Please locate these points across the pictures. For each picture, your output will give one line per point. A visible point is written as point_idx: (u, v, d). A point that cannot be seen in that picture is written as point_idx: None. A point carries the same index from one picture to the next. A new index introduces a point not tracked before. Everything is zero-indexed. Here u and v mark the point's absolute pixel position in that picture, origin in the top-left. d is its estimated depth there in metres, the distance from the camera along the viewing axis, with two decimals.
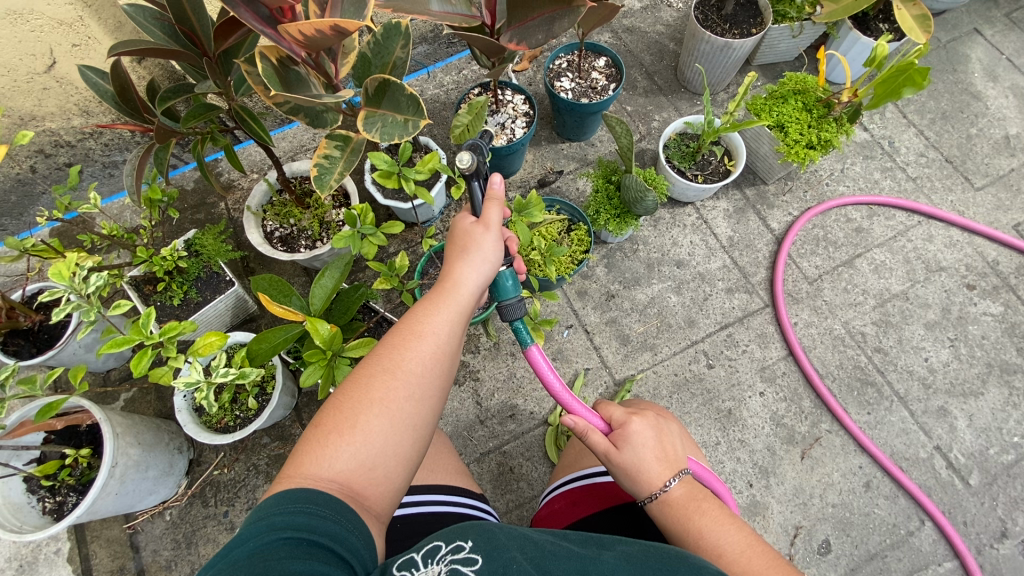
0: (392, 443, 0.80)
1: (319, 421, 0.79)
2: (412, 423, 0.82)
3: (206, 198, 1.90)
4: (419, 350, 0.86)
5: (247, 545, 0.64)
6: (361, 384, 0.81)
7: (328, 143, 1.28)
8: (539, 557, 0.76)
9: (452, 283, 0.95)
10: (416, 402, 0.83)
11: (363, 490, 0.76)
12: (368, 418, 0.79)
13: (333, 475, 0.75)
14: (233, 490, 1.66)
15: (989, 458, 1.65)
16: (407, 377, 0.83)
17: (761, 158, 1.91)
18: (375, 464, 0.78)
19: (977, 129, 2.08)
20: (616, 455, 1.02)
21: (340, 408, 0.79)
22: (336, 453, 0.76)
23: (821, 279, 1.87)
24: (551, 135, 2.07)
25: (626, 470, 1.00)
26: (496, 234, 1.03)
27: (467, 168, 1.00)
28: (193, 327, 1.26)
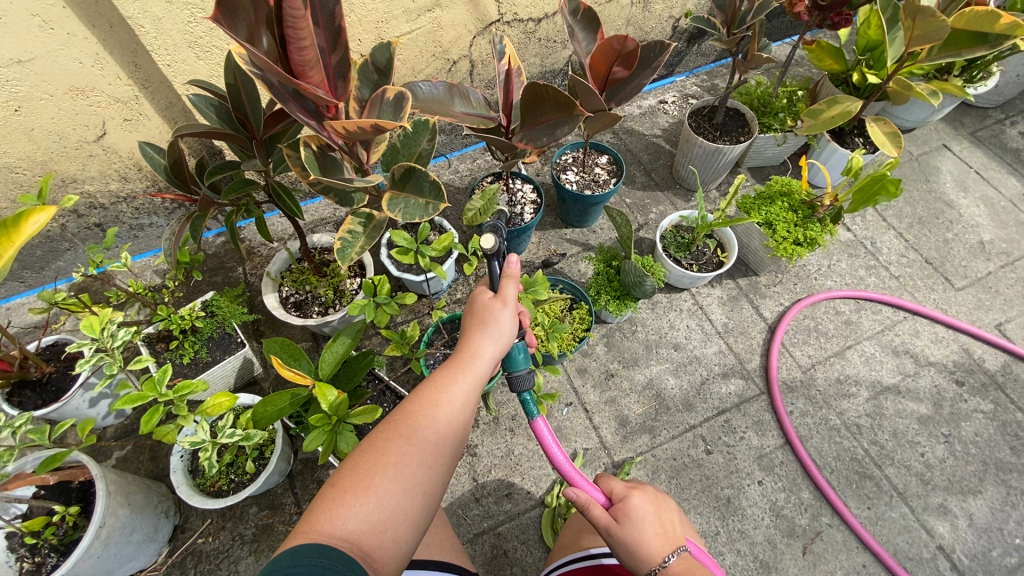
0: (404, 506, 0.85)
1: (334, 481, 0.84)
2: (423, 488, 0.88)
3: (226, 263, 2.00)
4: (432, 418, 0.94)
5: None
6: (377, 448, 0.88)
7: (353, 220, 1.38)
8: None
9: (470, 355, 1.04)
10: (428, 467, 0.90)
11: (373, 551, 0.79)
12: (383, 479, 0.84)
13: (346, 534, 0.78)
14: (215, 561, 1.59)
15: (994, 561, 1.61)
16: (421, 443, 0.90)
17: (753, 251, 2.04)
18: (385, 526, 0.82)
19: (953, 234, 2.23)
20: (616, 528, 1.03)
21: (356, 469, 0.85)
22: (350, 512, 0.80)
23: (814, 368, 1.93)
24: (556, 221, 2.22)
25: (626, 545, 1.01)
26: (512, 309, 1.13)
27: (491, 249, 1.09)
28: (204, 387, 1.29)
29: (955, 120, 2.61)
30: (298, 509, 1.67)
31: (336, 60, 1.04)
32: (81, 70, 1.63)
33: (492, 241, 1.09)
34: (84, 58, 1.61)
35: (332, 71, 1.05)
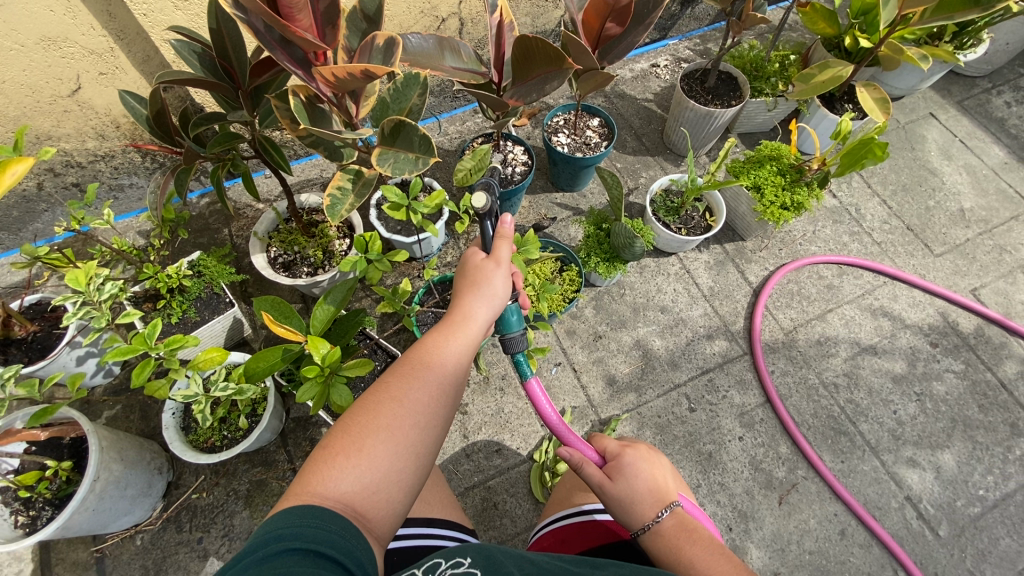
0: (396, 468, 0.87)
1: (326, 445, 0.86)
2: (415, 450, 0.90)
3: (212, 223, 1.96)
4: (424, 381, 0.95)
5: (256, 553, 0.67)
6: (368, 411, 0.89)
7: (342, 176, 1.37)
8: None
9: (462, 318, 1.06)
10: (420, 429, 0.91)
11: (367, 512, 0.82)
12: (375, 442, 0.86)
13: (338, 496, 0.80)
14: (210, 516, 1.62)
15: (957, 510, 1.71)
16: (413, 406, 0.92)
17: (740, 216, 2.06)
18: (378, 487, 0.84)
19: (935, 202, 2.27)
20: (610, 486, 1.07)
21: (348, 431, 0.86)
22: (342, 474, 0.82)
23: (795, 330, 1.98)
24: (546, 184, 2.21)
25: (620, 501, 1.05)
26: (504, 271, 1.13)
27: (482, 208, 1.10)
28: (195, 342, 1.29)
29: (943, 89, 2.63)
30: (291, 465, 1.69)
31: (325, 5, 1.01)
32: (52, 18, 1.56)
33: (484, 199, 1.10)
34: (55, 6, 1.54)
35: (321, 17, 1.02)
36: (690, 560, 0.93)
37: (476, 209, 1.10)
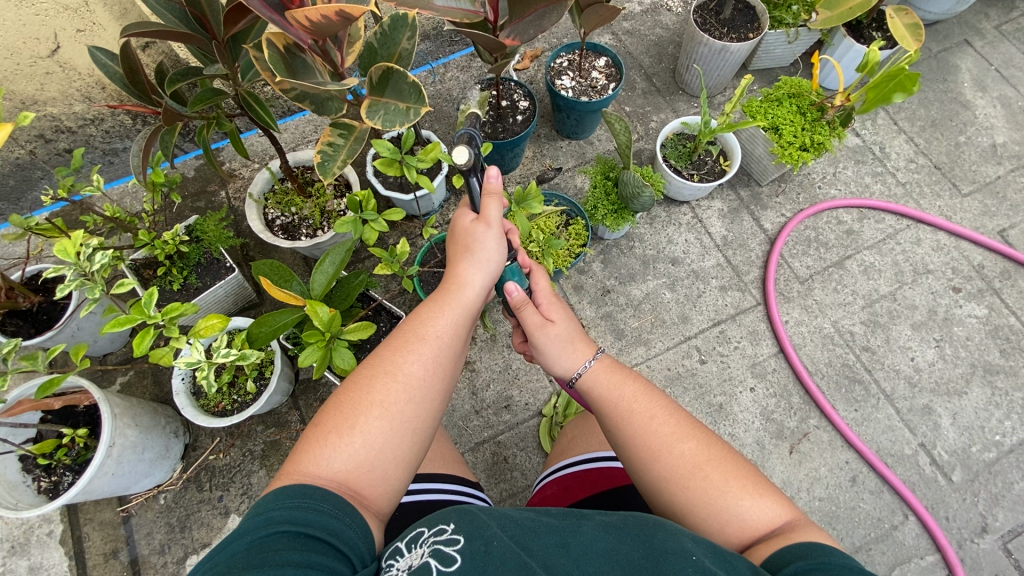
0: (391, 444, 0.87)
1: (319, 423, 0.87)
2: (411, 425, 0.90)
3: (207, 186, 1.91)
4: (418, 353, 0.94)
5: (246, 538, 0.70)
6: (361, 386, 0.89)
7: (332, 131, 1.30)
8: (521, 534, 0.78)
9: (456, 286, 1.02)
10: (416, 404, 0.91)
11: (362, 489, 0.84)
12: (368, 419, 0.86)
13: (332, 475, 0.82)
14: (228, 475, 1.67)
15: (971, 455, 1.69)
16: (407, 381, 0.90)
17: (756, 159, 1.95)
18: (373, 464, 0.85)
19: (965, 137, 2.13)
20: (548, 330, 1.07)
21: (340, 409, 0.87)
22: (334, 453, 0.83)
23: (812, 279, 1.91)
24: (551, 132, 2.10)
25: (556, 341, 1.06)
26: (497, 231, 1.07)
27: (467, 164, 0.99)
28: (195, 309, 1.26)
29: (981, 12, 2.40)
30: (303, 426, 1.71)
31: None
32: None
33: (466, 154, 0.98)
34: None
35: None
36: (626, 396, 0.98)
37: (457, 165, 0.99)
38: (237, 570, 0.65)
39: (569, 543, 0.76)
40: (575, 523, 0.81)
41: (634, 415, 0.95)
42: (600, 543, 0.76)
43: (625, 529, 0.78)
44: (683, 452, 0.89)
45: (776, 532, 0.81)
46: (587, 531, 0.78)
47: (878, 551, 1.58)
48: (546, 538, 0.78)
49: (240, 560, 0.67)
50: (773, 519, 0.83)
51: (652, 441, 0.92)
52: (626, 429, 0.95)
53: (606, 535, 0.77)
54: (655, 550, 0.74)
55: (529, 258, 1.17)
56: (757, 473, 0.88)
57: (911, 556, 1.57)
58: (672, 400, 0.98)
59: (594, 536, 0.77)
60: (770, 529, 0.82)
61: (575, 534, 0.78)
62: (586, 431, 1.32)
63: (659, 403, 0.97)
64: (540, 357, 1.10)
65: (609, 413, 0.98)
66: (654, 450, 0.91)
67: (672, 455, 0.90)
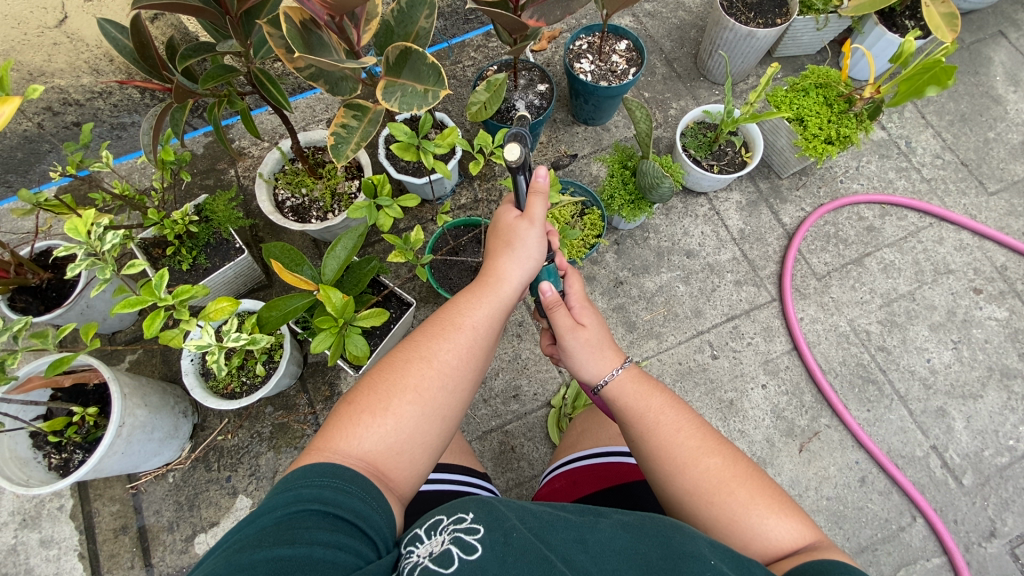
0: (421, 431, 0.86)
1: (352, 402, 0.86)
2: (442, 413, 0.89)
3: (216, 164, 1.89)
4: (454, 342, 0.93)
5: (274, 513, 0.70)
6: (397, 369, 0.88)
7: (345, 112, 1.27)
8: (540, 526, 0.76)
9: (494, 279, 1.00)
10: (448, 392, 0.90)
11: (389, 472, 0.83)
12: (401, 402, 0.85)
13: (363, 454, 0.81)
14: (236, 456, 1.67)
15: (983, 459, 1.67)
16: (441, 368, 0.90)
17: (778, 151, 1.90)
18: (402, 449, 0.84)
19: (995, 134, 2.06)
20: (579, 334, 1.05)
21: (375, 390, 0.86)
22: (366, 433, 0.82)
23: (829, 276, 1.87)
24: (567, 117, 2.05)
25: (585, 346, 1.04)
26: (539, 230, 1.04)
27: (514, 162, 0.94)
28: (205, 291, 1.23)
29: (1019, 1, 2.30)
30: (311, 409, 1.71)
31: None
32: None
33: (517, 151, 0.93)
34: None
35: None
36: (653, 407, 0.97)
37: (508, 163, 0.95)
38: (267, 545, 0.65)
39: (587, 539, 0.75)
40: (592, 519, 0.79)
41: (661, 427, 0.94)
42: (618, 541, 0.74)
43: (643, 528, 0.76)
44: (709, 467, 0.88)
45: (800, 550, 0.81)
46: (605, 527, 0.76)
47: (884, 552, 1.58)
48: (564, 532, 0.75)
49: (268, 535, 0.67)
50: (797, 538, 0.82)
51: (678, 454, 0.90)
52: (652, 441, 0.93)
53: (625, 533, 0.75)
54: (673, 552, 0.72)
55: (564, 261, 1.14)
56: (782, 493, 0.87)
57: (917, 558, 1.57)
58: (697, 413, 0.97)
59: (612, 533, 0.75)
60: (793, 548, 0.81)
61: (593, 529, 0.76)
62: (594, 425, 1.29)
63: (686, 416, 0.95)
64: (567, 360, 1.08)
65: (635, 424, 0.96)
66: (680, 463, 0.90)
67: (697, 469, 0.89)
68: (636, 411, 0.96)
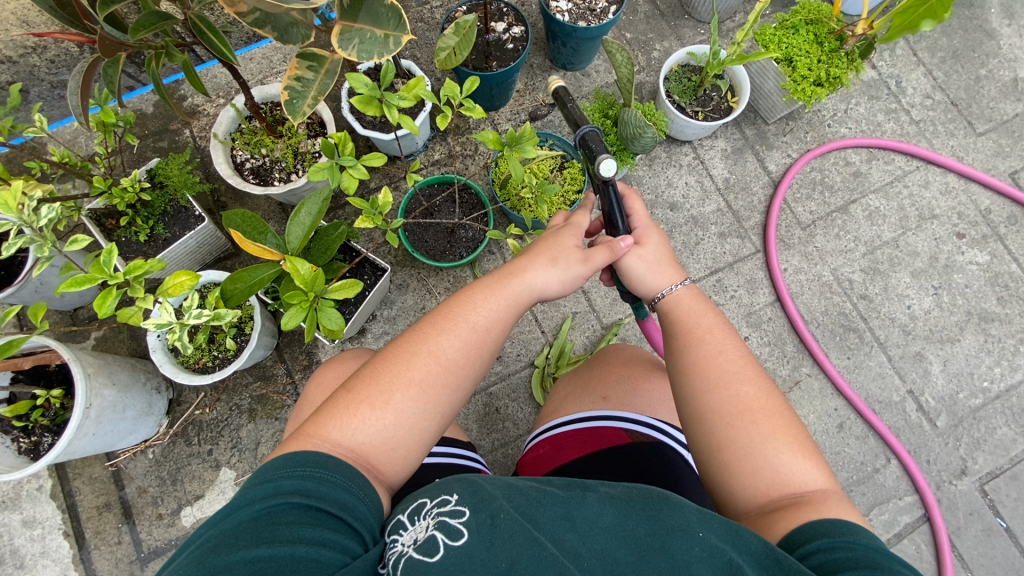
0: (420, 427, 0.83)
1: (352, 388, 0.83)
2: (442, 411, 0.86)
3: (168, 124, 1.75)
4: (463, 342, 0.88)
5: (252, 507, 0.67)
6: (401, 361, 0.85)
7: (299, 62, 1.17)
8: (527, 506, 0.74)
9: (513, 280, 0.95)
10: (451, 391, 0.86)
11: (380, 464, 0.80)
12: (401, 397, 0.82)
13: (357, 446, 0.79)
14: (217, 429, 1.64)
15: (958, 401, 1.71)
16: (446, 366, 0.86)
17: (765, 95, 1.81)
18: (397, 443, 0.82)
19: (987, 71, 1.98)
20: (638, 251, 1.03)
21: (376, 380, 0.83)
22: (361, 423, 0.80)
23: (814, 225, 1.84)
24: (544, 62, 1.92)
25: (646, 262, 1.03)
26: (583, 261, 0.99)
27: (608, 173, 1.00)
28: (161, 265, 1.14)
29: None
30: (289, 379, 1.67)
31: None
32: None
33: (614, 166, 0.99)
34: None
35: None
36: (704, 326, 0.96)
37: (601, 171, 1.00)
38: (243, 544, 0.63)
39: (575, 516, 0.73)
40: (580, 493, 0.76)
41: (705, 345, 0.93)
42: (607, 515, 0.73)
43: (631, 502, 0.75)
44: (742, 395, 0.87)
45: (808, 497, 0.80)
46: (593, 502, 0.74)
47: (859, 493, 1.63)
48: (551, 509, 0.73)
49: (246, 532, 0.64)
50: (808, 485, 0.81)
51: (715, 373, 0.90)
52: (691, 353, 0.93)
53: (613, 509, 0.73)
54: (661, 526, 0.71)
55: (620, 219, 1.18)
56: (808, 435, 0.86)
57: (890, 497, 1.63)
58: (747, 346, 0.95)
59: (599, 509, 0.73)
60: (805, 490, 0.81)
61: (581, 505, 0.74)
62: (579, 390, 1.25)
63: (734, 343, 0.94)
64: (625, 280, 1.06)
65: (680, 337, 0.97)
66: (714, 382, 0.89)
67: (730, 393, 0.88)
68: (684, 323, 0.96)
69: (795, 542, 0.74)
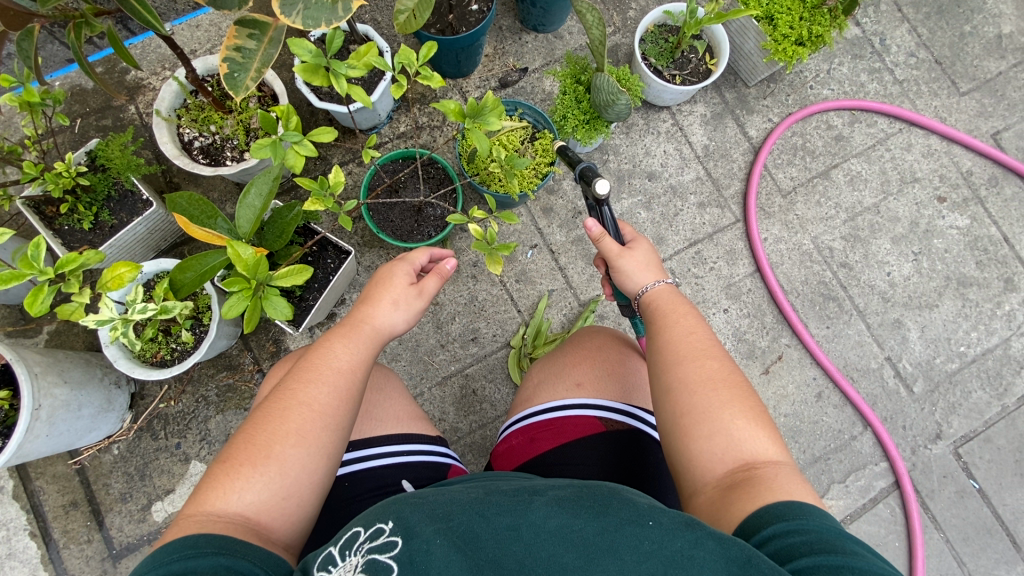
0: (308, 473, 0.83)
1: (229, 454, 0.82)
2: (329, 452, 0.86)
3: (110, 100, 1.62)
4: (332, 383, 0.88)
5: None
6: (274, 417, 0.84)
7: (238, 30, 1.06)
8: (466, 526, 0.71)
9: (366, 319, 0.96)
10: (332, 431, 0.86)
11: (272, 521, 0.79)
12: (282, 449, 0.82)
13: (242, 509, 0.78)
14: (183, 422, 1.59)
15: (934, 366, 1.71)
16: (320, 410, 0.86)
17: (745, 56, 1.73)
18: (287, 495, 0.81)
19: (972, 26, 1.91)
20: (628, 256, 1.06)
21: (253, 441, 0.82)
22: (243, 487, 0.79)
23: (795, 191, 1.79)
24: (514, 24, 1.80)
25: (637, 267, 1.05)
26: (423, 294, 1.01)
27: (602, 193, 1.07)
28: (99, 257, 1.06)
29: None
30: (257, 367, 1.61)
31: None
32: None
33: (607, 185, 1.07)
34: None
35: None
36: (680, 312, 0.98)
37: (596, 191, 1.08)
38: None
39: (521, 527, 0.70)
40: (526, 499, 0.75)
41: (676, 326, 0.95)
42: (554, 517, 0.71)
43: (579, 502, 0.73)
44: (705, 369, 0.89)
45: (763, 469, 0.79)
46: (539, 508, 0.73)
47: (836, 460, 1.65)
48: (496, 520, 0.71)
49: None
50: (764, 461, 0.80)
51: (683, 348, 0.92)
52: (661, 335, 0.95)
53: (562, 510, 0.72)
54: (610, 526, 0.69)
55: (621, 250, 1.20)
56: (765, 410, 0.85)
57: (866, 464, 1.65)
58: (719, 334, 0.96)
59: (547, 512, 0.72)
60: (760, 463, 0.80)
61: (527, 512, 0.72)
62: (552, 376, 1.19)
63: (703, 327, 0.95)
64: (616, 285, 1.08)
65: (654, 319, 0.99)
66: (682, 356, 0.91)
67: (694, 366, 0.89)
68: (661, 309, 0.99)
69: (751, 528, 0.72)
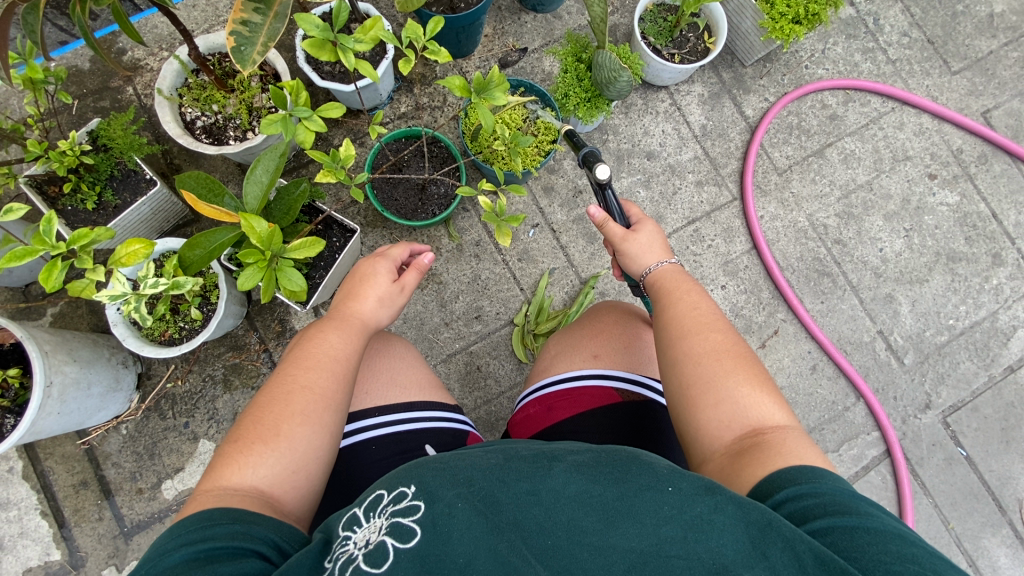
0: (316, 448, 0.86)
1: (239, 433, 0.84)
2: (335, 430, 0.89)
3: (108, 81, 1.61)
4: (331, 366, 0.92)
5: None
6: (280, 399, 0.86)
7: (244, 4, 1.06)
8: (488, 491, 0.73)
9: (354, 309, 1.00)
10: (337, 410, 0.89)
11: (285, 495, 0.81)
12: (292, 426, 0.84)
13: (257, 483, 0.80)
14: (191, 402, 1.60)
15: (924, 339, 1.77)
16: (323, 391, 0.89)
17: (742, 35, 1.75)
18: (297, 470, 0.83)
19: (964, 6, 1.94)
20: (634, 238, 1.09)
21: (261, 420, 0.84)
22: (256, 464, 0.81)
23: (790, 169, 1.83)
24: (513, 4, 1.81)
25: (644, 247, 1.08)
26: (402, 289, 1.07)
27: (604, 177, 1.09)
28: (109, 233, 1.07)
29: None
30: (263, 347, 1.63)
31: None
32: None
33: (608, 169, 1.09)
34: None
35: None
36: (685, 287, 1.01)
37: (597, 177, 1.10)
38: None
39: (540, 492, 0.73)
40: (547, 465, 0.77)
41: (681, 302, 0.99)
42: (573, 484, 0.74)
43: (598, 468, 0.76)
44: (713, 341, 0.92)
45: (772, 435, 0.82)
46: (559, 473, 0.75)
47: (830, 430, 1.70)
48: (517, 485, 0.74)
49: None
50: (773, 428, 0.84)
51: (689, 321, 0.95)
52: (668, 311, 0.99)
53: (579, 477, 0.74)
54: (628, 491, 0.72)
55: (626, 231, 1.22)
56: (769, 376, 0.89)
57: (858, 433, 1.70)
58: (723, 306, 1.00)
59: (565, 479, 0.74)
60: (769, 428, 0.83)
61: (546, 479, 0.74)
62: (569, 348, 1.22)
63: (707, 301, 0.99)
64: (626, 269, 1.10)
65: (659, 296, 1.02)
66: (688, 329, 0.94)
67: (701, 338, 0.93)
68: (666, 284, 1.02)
69: (765, 491, 0.75)
